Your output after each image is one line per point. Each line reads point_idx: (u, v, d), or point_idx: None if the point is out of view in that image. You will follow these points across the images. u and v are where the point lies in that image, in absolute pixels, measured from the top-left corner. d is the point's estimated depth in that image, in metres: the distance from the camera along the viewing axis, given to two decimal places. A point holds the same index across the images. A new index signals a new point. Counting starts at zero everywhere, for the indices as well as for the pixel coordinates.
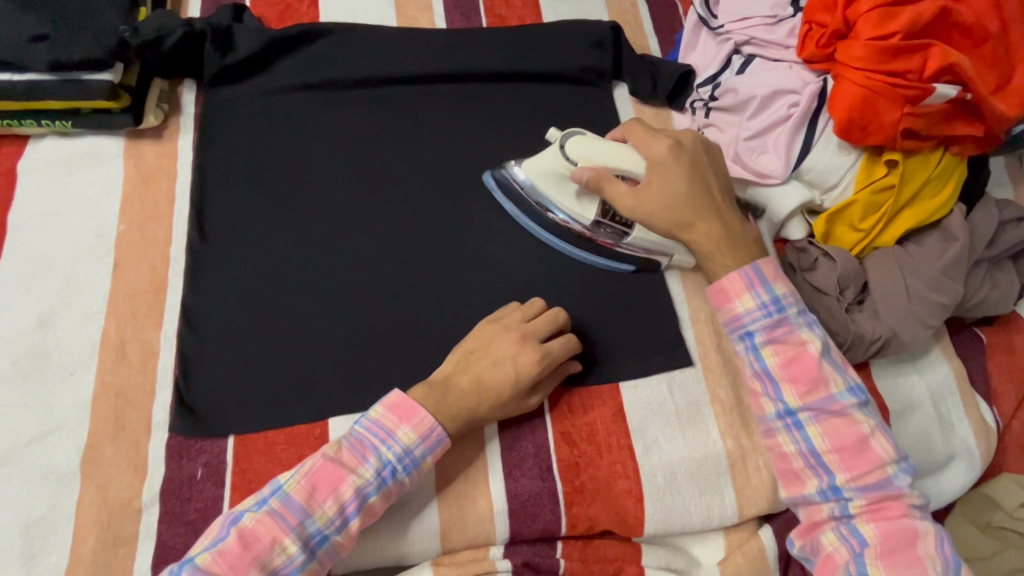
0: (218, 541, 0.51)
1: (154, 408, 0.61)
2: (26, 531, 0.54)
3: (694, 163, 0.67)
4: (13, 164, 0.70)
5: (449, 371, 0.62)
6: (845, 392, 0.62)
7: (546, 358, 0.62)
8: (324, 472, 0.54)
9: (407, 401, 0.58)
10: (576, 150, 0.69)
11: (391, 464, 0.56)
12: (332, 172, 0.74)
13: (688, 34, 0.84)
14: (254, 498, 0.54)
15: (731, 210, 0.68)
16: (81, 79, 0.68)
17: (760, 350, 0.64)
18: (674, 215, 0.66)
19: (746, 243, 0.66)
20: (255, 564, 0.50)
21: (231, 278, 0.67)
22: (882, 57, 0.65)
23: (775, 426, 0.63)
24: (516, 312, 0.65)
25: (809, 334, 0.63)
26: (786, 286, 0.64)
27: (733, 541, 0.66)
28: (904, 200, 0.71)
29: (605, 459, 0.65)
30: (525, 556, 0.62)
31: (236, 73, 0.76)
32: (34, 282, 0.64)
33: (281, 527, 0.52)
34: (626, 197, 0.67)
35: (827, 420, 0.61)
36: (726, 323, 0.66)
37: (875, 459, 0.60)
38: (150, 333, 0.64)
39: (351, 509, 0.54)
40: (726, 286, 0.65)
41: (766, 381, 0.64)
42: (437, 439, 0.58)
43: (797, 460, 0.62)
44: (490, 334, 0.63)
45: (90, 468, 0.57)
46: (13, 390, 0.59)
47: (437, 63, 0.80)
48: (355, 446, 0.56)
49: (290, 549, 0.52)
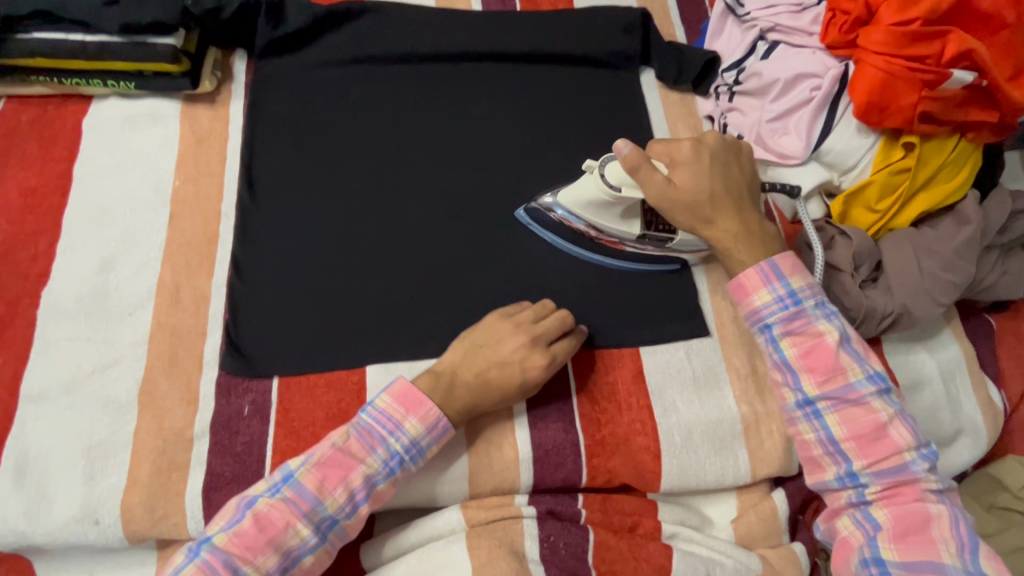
0: (235, 523, 0.54)
1: (206, 347, 0.65)
2: (88, 452, 0.60)
3: (717, 160, 0.69)
4: (80, 121, 0.75)
5: (456, 363, 0.63)
6: (863, 380, 0.63)
7: (553, 362, 0.64)
8: (333, 463, 0.56)
9: (413, 392, 0.60)
10: (615, 172, 0.69)
11: (398, 455, 0.59)
12: (373, 141, 0.78)
13: (715, 22, 0.88)
14: (266, 483, 0.56)
15: (755, 212, 0.70)
16: (146, 42, 0.73)
17: (779, 341, 0.65)
18: (698, 209, 0.68)
19: (766, 243, 0.68)
20: (271, 545, 0.53)
21: (275, 234, 0.71)
22: (903, 42, 0.68)
23: (795, 416, 0.65)
24: (525, 314, 0.66)
25: (827, 325, 0.64)
26: (802, 278, 0.66)
27: (746, 501, 0.69)
28: (920, 182, 0.74)
29: (625, 416, 0.68)
30: (549, 504, 0.65)
31: (286, 44, 0.81)
32: (96, 230, 0.70)
33: (293, 514, 0.55)
34: (659, 183, 0.67)
35: (845, 409, 0.63)
36: (745, 316, 0.67)
37: (892, 446, 0.61)
38: (202, 281, 0.68)
39: (360, 496, 0.57)
40: (744, 281, 0.66)
41: (786, 371, 0.65)
42: (442, 430, 0.60)
43: (816, 448, 0.64)
44: (494, 334, 0.64)
45: (147, 400, 0.62)
46: (79, 326, 0.65)
47: (474, 42, 0.84)
48: (363, 436, 0.59)
49: (303, 532, 0.55)
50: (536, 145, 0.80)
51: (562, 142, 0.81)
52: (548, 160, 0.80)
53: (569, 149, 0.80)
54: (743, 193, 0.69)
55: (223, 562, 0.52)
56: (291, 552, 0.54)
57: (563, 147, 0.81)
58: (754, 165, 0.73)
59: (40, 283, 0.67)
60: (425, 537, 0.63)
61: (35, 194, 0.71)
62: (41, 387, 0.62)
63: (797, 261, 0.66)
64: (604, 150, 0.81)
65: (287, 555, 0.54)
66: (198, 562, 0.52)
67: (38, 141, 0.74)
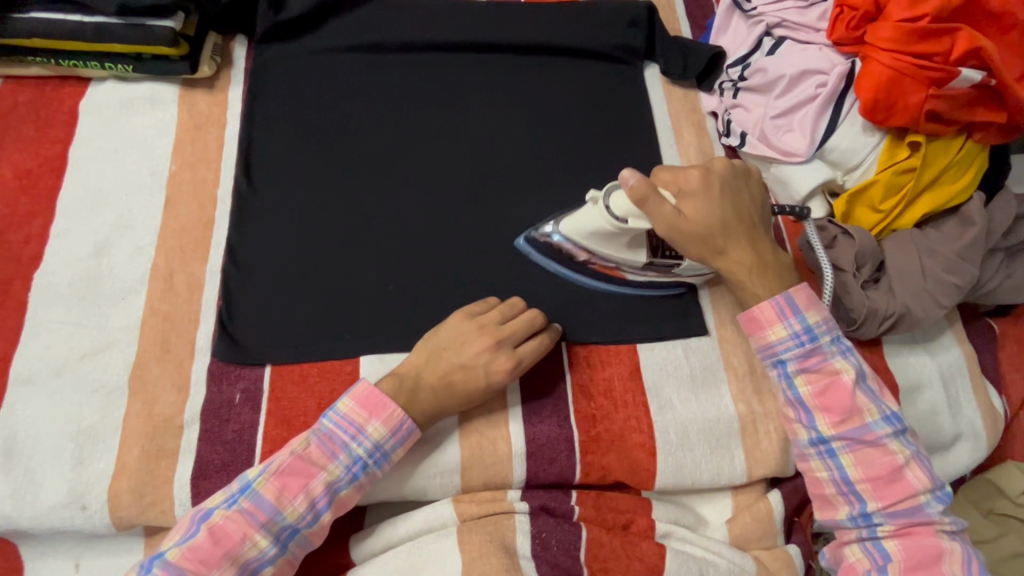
0: (189, 537, 0.53)
1: (199, 334, 0.65)
2: (77, 437, 0.59)
3: (725, 188, 0.66)
4: (78, 103, 0.75)
5: (419, 366, 0.62)
6: (880, 421, 0.62)
7: (518, 366, 0.63)
8: (292, 471, 0.56)
9: (376, 394, 0.59)
10: (621, 204, 0.65)
11: (362, 460, 0.58)
12: (373, 131, 0.77)
13: (721, 17, 0.87)
14: (223, 493, 0.56)
15: (766, 239, 0.68)
16: (144, 25, 0.73)
17: (792, 378, 0.65)
18: (710, 240, 0.65)
19: (779, 273, 0.67)
20: (226, 558, 0.53)
21: (271, 221, 0.70)
22: (911, 38, 0.67)
23: (808, 452, 0.64)
24: (492, 315, 0.65)
25: (843, 363, 0.63)
26: (817, 314, 0.64)
27: (741, 501, 0.69)
28: (924, 183, 0.73)
29: (620, 413, 0.67)
30: (542, 500, 0.64)
31: (287, 31, 0.80)
32: (91, 213, 0.69)
33: (250, 525, 0.54)
34: (668, 214, 0.64)
35: (861, 450, 0.62)
36: (758, 350, 0.66)
37: (908, 489, 0.61)
38: (196, 267, 0.68)
39: (322, 504, 0.56)
40: (758, 315, 0.65)
41: (800, 409, 0.65)
42: (406, 432, 0.59)
43: (830, 486, 0.64)
44: (457, 336, 0.63)
45: (137, 385, 0.62)
46: (70, 310, 0.64)
47: (476, 33, 0.83)
48: (325, 442, 0.58)
49: (261, 543, 0.54)
50: (537, 138, 0.79)
51: (563, 136, 0.80)
52: (548, 153, 0.79)
53: (570, 143, 0.80)
54: (754, 220, 0.67)
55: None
56: (250, 563, 0.54)
57: (564, 140, 0.80)
58: (762, 189, 0.71)
59: (33, 265, 0.66)
60: (415, 529, 0.62)
61: (30, 175, 0.70)
62: (31, 370, 0.61)
63: (812, 295, 0.65)
64: (605, 144, 0.80)
65: (245, 567, 0.54)
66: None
67: (34, 122, 0.73)
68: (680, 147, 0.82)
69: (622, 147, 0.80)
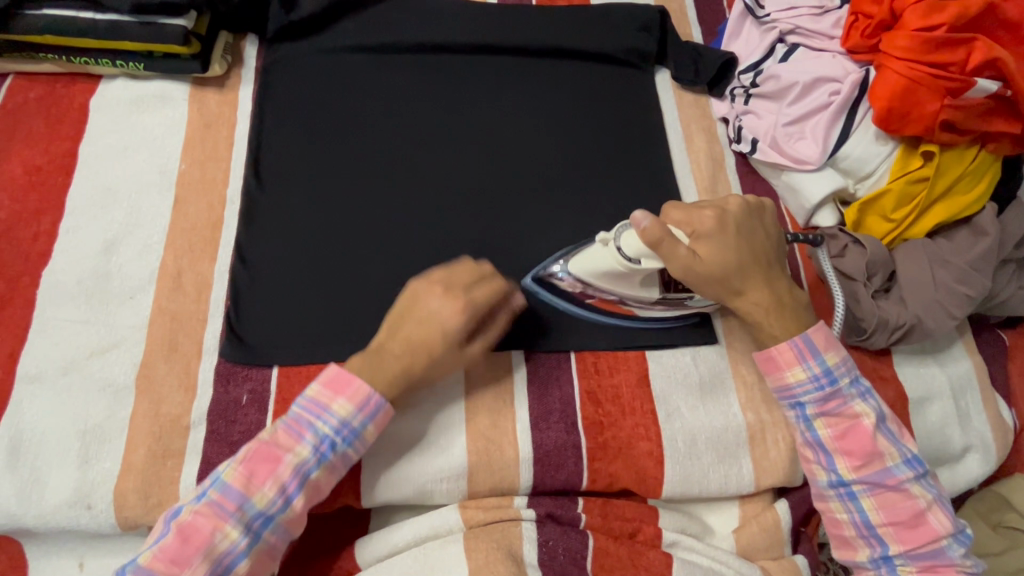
0: (161, 537, 0.53)
1: (206, 334, 0.64)
2: (83, 436, 0.59)
3: (741, 229, 0.64)
4: (89, 100, 0.75)
5: (382, 339, 0.61)
6: (901, 465, 0.63)
7: (472, 305, 0.62)
8: (259, 458, 0.55)
9: (343, 374, 0.58)
10: (633, 244, 0.63)
11: (329, 438, 0.57)
12: (383, 132, 0.76)
13: (733, 23, 0.87)
14: (193, 492, 0.55)
15: (785, 279, 0.67)
16: (157, 23, 0.73)
17: (811, 420, 0.64)
18: (727, 281, 0.64)
19: (798, 313, 0.66)
20: (196, 554, 0.52)
21: (279, 221, 0.70)
22: (927, 47, 0.67)
23: (827, 494, 0.64)
24: (438, 272, 0.64)
25: (864, 406, 0.63)
26: (836, 355, 0.64)
27: (748, 511, 0.68)
28: (938, 193, 0.72)
29: (628, 420, 0.67)
30: (548, 507, 0.64)
31: (298, 30, 0.80)
32: (100, 210, 0.69)
33: (218, 517, 0.53)
34: (683, 257, 0.62)
35: (882, 493, 0.63)
36: (777, 391, 0.66)
37: (930, 532, 0.62)
38: (205, 266, 0.67)
39: (292, 487, 0.55)
40: (775, 355, 0.64)
41: (818, 451, 0.64)
42: (375, 407, 0.58)
43: (850, 529, 0.64)
44: (411, 299, 0.62)
45: (144, 384, 0.61)
46: (78, 307, 0.64)
47: (487, 35, 0.83)
48: (292, 427, 0.57)
49: (232, 535, 0.53)
50: (547, 142, 0.79)
51: (573, 140, 0.79)
52: (558, 158, 0.78)
53: (580, 147, 0.79)
54: (772, 259, 0.66)
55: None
56: (223, 558, 0.53)
57: (574, 144, 0.79)
58: (778, 226, 0.69)
59: (42, 262, 0.66)
60: (421, 534, 0.62)
61: (40, 172, 0.70)
62: (38, 368, 0.61)
63: (830, 335, 0.65)
64: (615, 149, 0.80)
65: (218, 563, 0.52)
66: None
67: (44, 118, 0.73)
68: (690, 153, 0.82)
69: (633, 152, 0.80)
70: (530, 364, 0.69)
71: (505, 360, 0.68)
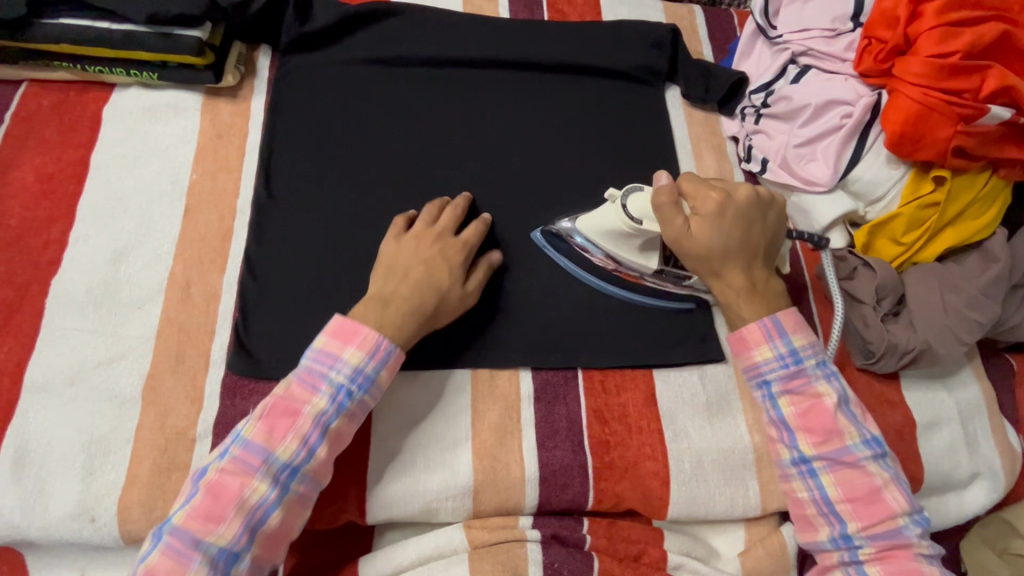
0: (190, 498, 0.53)
1: (214, 346, 0.64)
2: (88, 447, 0.58)
3: (738, 216, 0.65)
4: (102, 109, 0.75)
5: (382, 290, 0.63)
6: (859, 444, 0.61)
7: (465, 246, 0.67)
8: (278, 412, 0.56)
9: (348, 324, 0.60)
10: (638, 205, 0.67)
11: (344, 387, 0.58)
12: (393, 144, 0.76)
13: (745, 43, 0.87)
14: (216, 453, 0.56)
15: (767, 268, 0.67)
16: (173, 34, 0.73)
17: (776, 398, 0.63)
18: (708, 261, 0.66)
19: (770, 300, 0.66)
20: (229, 509, 0.52)
21: (289, 231, 0.70)
22: (940, 74, 0.67)
23: (789, 472, 0.62)
24: (422, 225, 0.68)
25: (826, 387, 0.62)
26: (805, 337, 0.64)
27: (754, 534, 0.67)
28: (948, 217, 0.72)
29: (635, 439, 0.66)
30: (553, 528, 0.64)
31: (311, 42, 0.80)
32: (111, 219, 0.69)
33: (245, 472, 0.54)
34: (675, 227, 0.65)
35: (840, 470, 0.60)
36: (743, 370, 0.65)
37: (887, 511, 0.59)
38: (214, 277, 0.67)
39: (314, 437, 0.56)
40: (746, 335, 0.64)
41: (782, 429, 0.63)
42: (386, 352, 0.60)
43: (810, 506, 0.61)
44: (403, 247, 0.66)
45: (151, 396, 0.61)
46: (86, 316, 0.64)
47: (499, 50, 0.83)
48: (305, 379, 0.58)
49: (261, 487, 0.54)
50: (556, 157, 0.79)
51: (584, 157, 0.79)
52: (568, 174, 0.78)
53: (591, 163, 0.79)
54: (760, 247, 0.66)
55: (186, 539, 0.51)
56: (255, 511, 0.53)
57: (584, 159, 0.79)
58: (784, 223, 0.69)
59: (51, 271, 0.66)
60: (425, 553, 0.62)
61: (51, 179, 0.70)
62: (45, 378, 0.61)
63: (800, 319, 0.64)
64: (625, 165, 0.80)
65: (252, 516, 0.53)
66: (161, 545, 0.51)
67: (56, 126, 0.73)
68: (699, 171, 0.82)
69: (642, 169, 0.80)
70: (538, 382, 0.68)
71: (511, 376, 0.68)
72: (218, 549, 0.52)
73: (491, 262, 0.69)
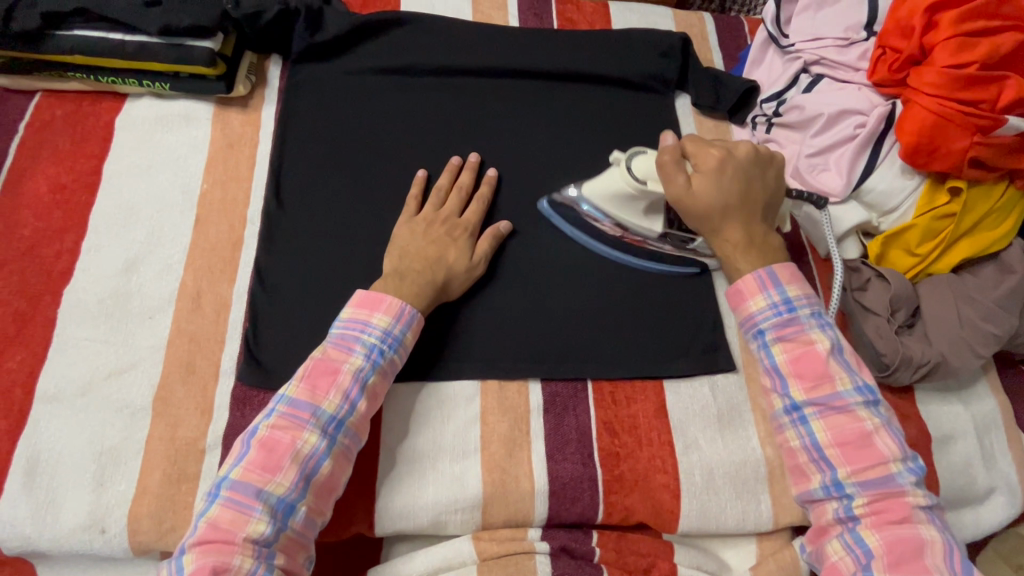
0: (244, 456, 0.54)
1: (224, 356, 0.64)
2: (99, 458, 0.59)
3: (739, 172, 0.67)
4: (114, 119, 0.76)
5: (396, 265, 0.65)
6: (851, 390, 0.60)
7: (468, 225, 0.70)
8: (318, 372, 0.58)
9: (371, 294, 0.62)
10: (641, 166, 0.69)
11: (376, 347, 0.60)
12: (403, 153, 0.76)
13: (756, 51, 0.87)
14: (262, 415, 0.57)
15: (766, 224, 0.68)
16: (185, 45, 0.74)
17: (770, 345, 0.63)
18: (709, 217, 0.67)
19: (770, 254, 0.66)
20: (285, 459, 0.53)
21: (299, 240, 0.70)
22: (957, 85, 0.66)
23: (782, 422, 0.62)
24: (427, 207, 0.70)
25: (819, 334, 0.62)
26: (799, 288, 0.64)
27: (766, 548, 0.66)
28: (964, 228, 0.71)
29: (644, 451, 0.66)
30: (562, 540, 0.63)
31: (321, 52, 0.80)
32: (122, 229, 0.69)
33: (296, 425, 0.55)
34: (679, 184, 0.66)
35: (831, 416, 0.59)
36: (739, 323, 0.65)
37: (877, 456, 0.57)
38: (224, 287, 0.68)
39: (354, 392, 0.58)
40: (740, 286, 0.65)
41: (775, 377, 0.62)
42: (410, 316, 0.62)
43: (802, 454, 0.60)
44: (414, 228, 0.68)
45: (161, 407, 0.61)
46: (97, 326, 0.64)
47: (508, 57, 0.83)
48: (338, 343, 0.60)
49: (311, 439, 0.55)
50: (566, 165, 0.79)
51: (593, 164, 0.79)
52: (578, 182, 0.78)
53: (600, 170, 0.79)
54: (759, 203, 0.67)
55: (246, 491, 0.52)
56: (309, 460, 0.54)
57: (593, 166, 0.79)
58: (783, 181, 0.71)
59: (63, 281, 0.66)
60: (433, 565, 0.61)
61: (64, 190, 0.71)
62: (55, 388, 0.61)
63: (795, 271, 0.65)
64: None
65: (306, 465, 0.54)
66: (221, 500, 0.52)
67: (69, 136, 0.74)
68: None
69: None
70: (548, 393, 0.68)
71: (521, 388, 0.68)
72: (278, 498, 0.53)
73: (499, 230, 0.71)
